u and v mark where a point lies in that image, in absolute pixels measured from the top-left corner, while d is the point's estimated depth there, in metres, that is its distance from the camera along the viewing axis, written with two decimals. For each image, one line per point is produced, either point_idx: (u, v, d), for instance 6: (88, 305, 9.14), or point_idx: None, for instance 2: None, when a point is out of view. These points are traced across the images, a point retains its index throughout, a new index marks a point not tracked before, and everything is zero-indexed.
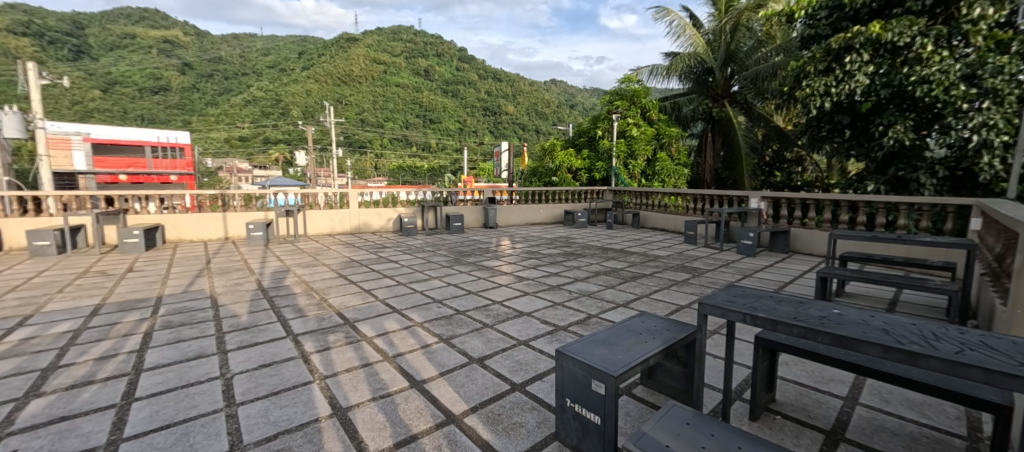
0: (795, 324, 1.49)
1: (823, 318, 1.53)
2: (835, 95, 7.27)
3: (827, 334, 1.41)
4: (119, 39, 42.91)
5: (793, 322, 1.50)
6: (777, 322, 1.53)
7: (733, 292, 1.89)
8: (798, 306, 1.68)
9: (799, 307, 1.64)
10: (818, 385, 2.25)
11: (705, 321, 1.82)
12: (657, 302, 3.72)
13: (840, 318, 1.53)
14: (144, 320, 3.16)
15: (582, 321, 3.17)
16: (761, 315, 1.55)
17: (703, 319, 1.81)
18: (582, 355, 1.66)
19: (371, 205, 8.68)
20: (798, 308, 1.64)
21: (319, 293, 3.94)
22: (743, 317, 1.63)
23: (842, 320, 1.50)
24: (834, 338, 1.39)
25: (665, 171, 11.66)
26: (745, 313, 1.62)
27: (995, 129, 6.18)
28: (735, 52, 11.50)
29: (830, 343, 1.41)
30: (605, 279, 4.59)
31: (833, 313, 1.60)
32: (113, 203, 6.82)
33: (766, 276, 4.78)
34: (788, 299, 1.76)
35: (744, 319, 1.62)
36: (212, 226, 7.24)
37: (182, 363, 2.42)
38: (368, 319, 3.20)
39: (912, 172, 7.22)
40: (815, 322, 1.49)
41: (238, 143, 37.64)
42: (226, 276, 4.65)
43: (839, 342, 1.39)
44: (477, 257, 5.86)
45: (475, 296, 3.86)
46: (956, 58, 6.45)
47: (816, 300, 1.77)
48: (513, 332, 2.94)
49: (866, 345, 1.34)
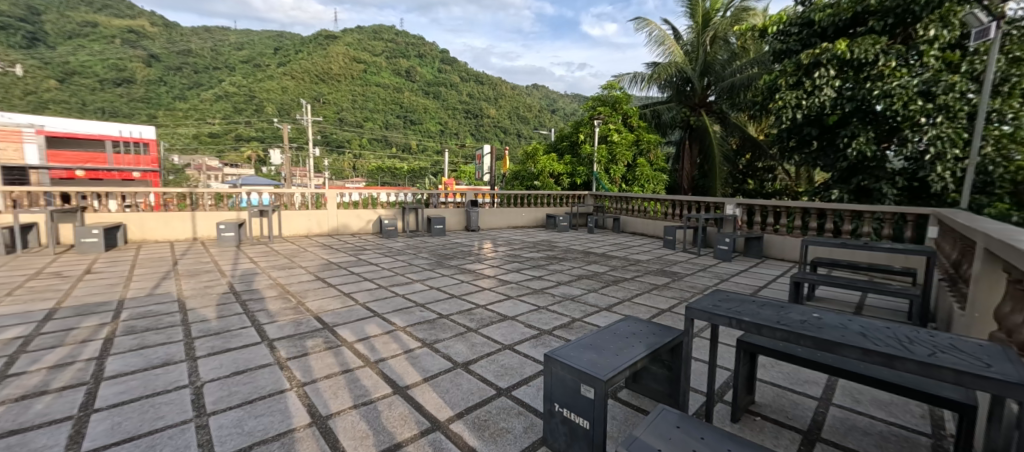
0: (778, 328, 1.48)
1: (803, 321, 1.53)
2: (805, 107, 7.60)
3: (809, 338, 1.41)
4: (79, 28, 40.87)
5: (776, 325, 1.49)
6: (761, 326, 1.51)
7: (718, 295, 1.87)
8: (779, 309, 1.68)
9: (781, 310, 1.64)
10: (795, 386, 2.29)
11: (690, 325, 1.80)
12: (640, 305, 3.75)
13: (819, 320, 1.54)
14: (104, 325, 2.97)
15: (567, 325, 3.17)
16: (747, 318, 1.54)
17: (689, 323, 1.79)
18: (569, 359, 1.65)
19: (350, 206, 8.50)
20: (780, 312, 1.64)
21: (296, 297, 3.81)
22: (726, 320, 1.61)
23: (823, 324, 1.50)
24: (816, 341, 1.39)
25: (644, 176, 11.90)
26: (730, 317, 1.60)
27: (948, 142, 6.63)
28: (712, 63, 11.90)
29: (813, 346, 1.40)
30: (587, 283, 4.61)
31: (811, 316, 1.60)
32: (69, 200, 6.44)
33: (742, 280, 4.90)
34: (770, 304, 1.76)
35: (728, 323, 1.60)
36: (179, 225, 6.91)
37: (147, 370, 2.28)
38: (348, 323, 3.11)
39: (875, 182, 7.65)
40: (797, 325, 1.49)
41: (208, 139, 36.32)
42: (195, 278, 4.43)
43: (821, 345, 1.38)
44: (459, 260, 5.80)
45: (458, 300, 3.80)
46: (914, 75, 6.88)
47: (796, 305, 1.79)
48: (498, 336, 2.90)
49: (847, 347, 1.33)
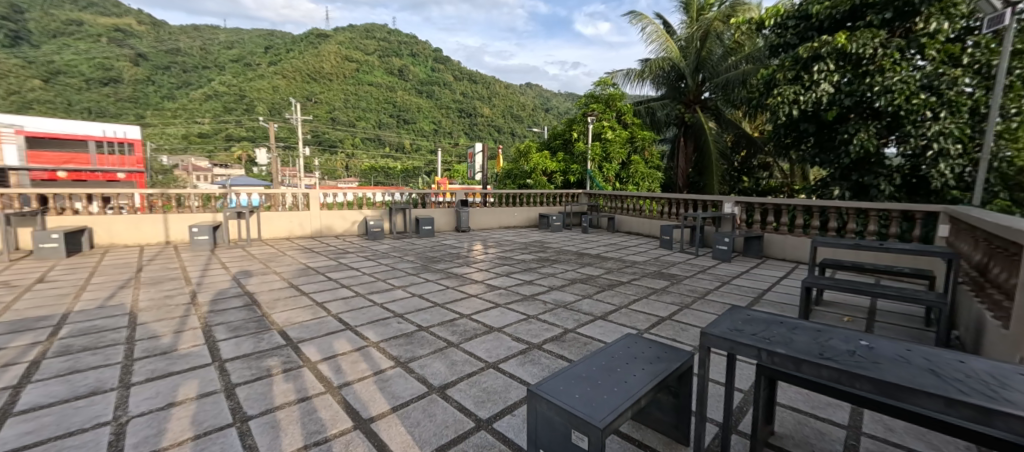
0: (823, 364, 1.16)
1: (851, 352, 1.21)
2: (802, 103, 7.38)
3: (867, 379, 1.08)
4: (64, 26, 40.20)
5: (821, 361, 1.17)
6: (802, 361, 1.19)
7: (738, 317, 1.55)
8: (818, 334, 1.36)
9: (822, 336, 1.31)
10: (817, 411, 2.00)
11: (707, 353, 1.47)
12: (638, 313, 3.46)
13: (872, 351, 1.22)
14: (36, 344, 2.64)
15: (557, 337, 2.88)
16: (782, 351, 1.22)
17: (706, 352, 1.46)
18: (559, 395, 1.35)
19: (335, 206, 8.14)
20: (819, 339, 1.32)
21: (263, 308, 3.47)
22: (755, 351, 1.29)
23: (878, 357, 1.18)
24: (877, 383, 1.07)
25: (639, 174, 11.65)
26: (759, 349, 1.27)
27: (950, 137, 6.46)
28: (706, 59, 11.69)
29: (872, 390, 1.08)
30: (581, 287, 4.32)
31: (859, 344, 1.28)
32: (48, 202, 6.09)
33: (743, 283, 4.61)
34: (802, 326, 1.44)
35: (757, 355, 1.28)
36: (150, 229, 6.53)
37: (67, 403, 1.96)
38: (315, 339, 2.80)
39: (874, 178, 7.50)
40: (848, 360, 1.16)
41: (197, 139, 35.64)
42: (157, 287, 4.09)
43: (884, 390, 1.06)
44: (445, 263, 5.49)
45: (441, 309, 3.49)
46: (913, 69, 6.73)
47: (834, 327, 1.47)
48: (481, 353, 2.60)
49: (921, 396, 1.01)
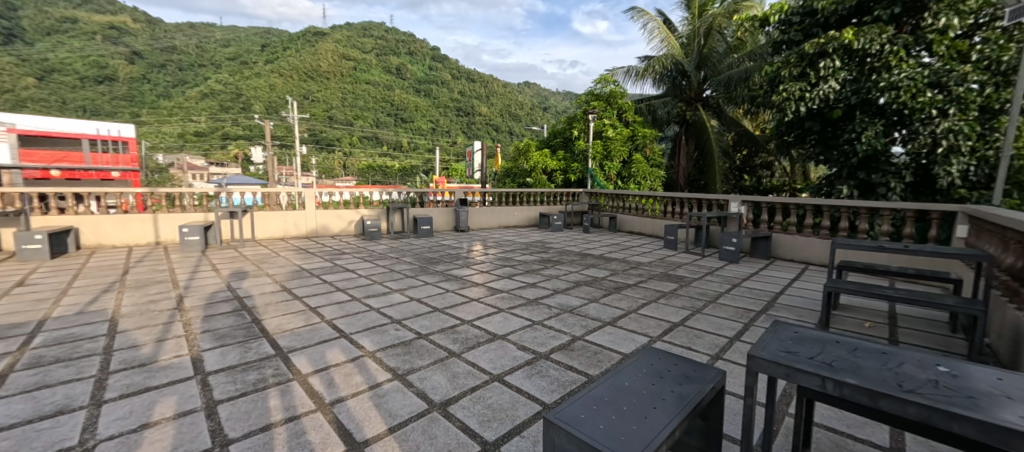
0: (910, 400, 0.96)
1: (934, 381, 1.03)
2: (808, 100, 7.21)
3: (970, 421, 0.90)
4: (58, 23, 39.81)
5: (906, 395, 0.98)
6: (881, 395, 1.00)
7: (783, 334, 1.36)
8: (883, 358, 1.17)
9: (893, 361, 1.12)
10: (854, 431, 1.83)
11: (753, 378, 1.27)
12: (648, 318, 3.28)
13: (958, 381, 1.03)
14: (5, 355, 2.45)
15: (566, 346, 2.70)
16: (855, 381, 1.02)
17: (752, 376, 1.26)
18: (579, 424, 1.17)
19: (332, 205, 7.94)
20: (890, 364, 1.13)
21: (253, 313, 3.28)
22: (818, 380, 1.09)
23: (971, 389, 1.00)
24: (983, 427, 0.88)
25: (641, 173, 11.46)
26: (825, 377, 1.08)
27: (960, 134, 6.31)
28: (708, 56, 11.55)
29: (976, 434, 0.89)
30: (587, 290, 4.14)
31: (938, 371, 1.09)
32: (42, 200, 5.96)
33: (755, 286, 4.43)
34: (861, 345, 1.25)
35: (821, 385, 1.08)
36: (140, 229, 6.33)
37: (29, 425, 1.78)
38: (307, 348, 2.62)
39: (881, 176, 7.30)
40: (937, 394, 0.98)
41: (193, 138, 35.31)
42: (142, 291, 3.90)
43: (994, 435, 0.87)
44: (444, 265, 5.30)
45: (440, 314, 3.31)
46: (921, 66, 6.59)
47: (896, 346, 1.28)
48: (485, 364, 2.43)
49: None
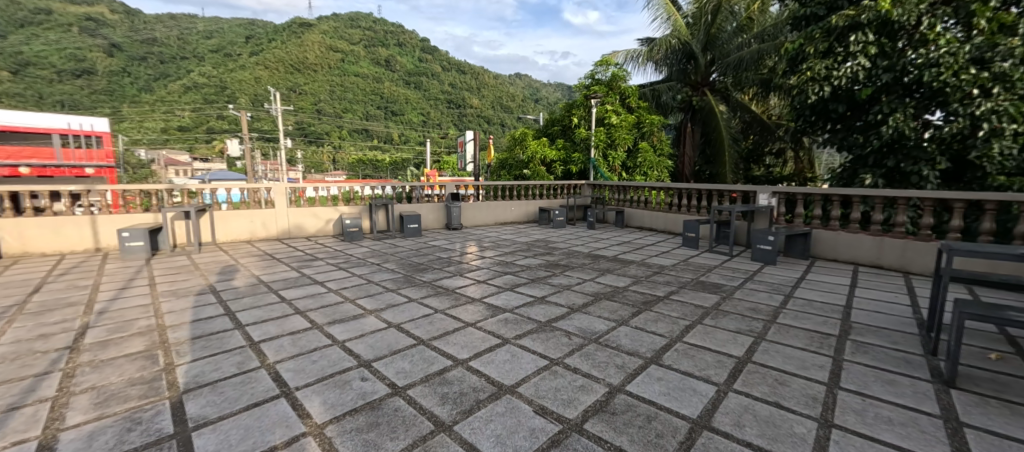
0: None
1: None
2: (835, 79, 6.34)
3: None
4: (32, 15, 37.82)
5: None
6: None
7: None
8: None
9: None
10: None
11: None
12: (703, 351, 2.48)
13: None
14: None
15: (603, 405, 1.90)
16: None
17: None
18: None
19: (310, 202, 7.09)
20: None
21: (168, 356, 2.41)
22: None
23: None
24: None
25: (647, 163, 10.60)
26: None
27: (1005, 116, 5.36)
28: (716, 37, 10.61)
29: None
30: (611, 306, 3.33)
31: None
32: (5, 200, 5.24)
33: (813, 296, 3.62)
34: None
35: None
36: (75, 233, 5.40)
37: None
38: (226, 421, 1.77)
39: (913, 164, 6.36)
40: None
41: (175, 132, 33.81)
42: (40, 319, 3.01)
43: None
44: (432, 273, 4.45)
45: (418, 351, 2.46)
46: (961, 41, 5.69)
47: None
48: (489, 447, 1.61)
49: None
